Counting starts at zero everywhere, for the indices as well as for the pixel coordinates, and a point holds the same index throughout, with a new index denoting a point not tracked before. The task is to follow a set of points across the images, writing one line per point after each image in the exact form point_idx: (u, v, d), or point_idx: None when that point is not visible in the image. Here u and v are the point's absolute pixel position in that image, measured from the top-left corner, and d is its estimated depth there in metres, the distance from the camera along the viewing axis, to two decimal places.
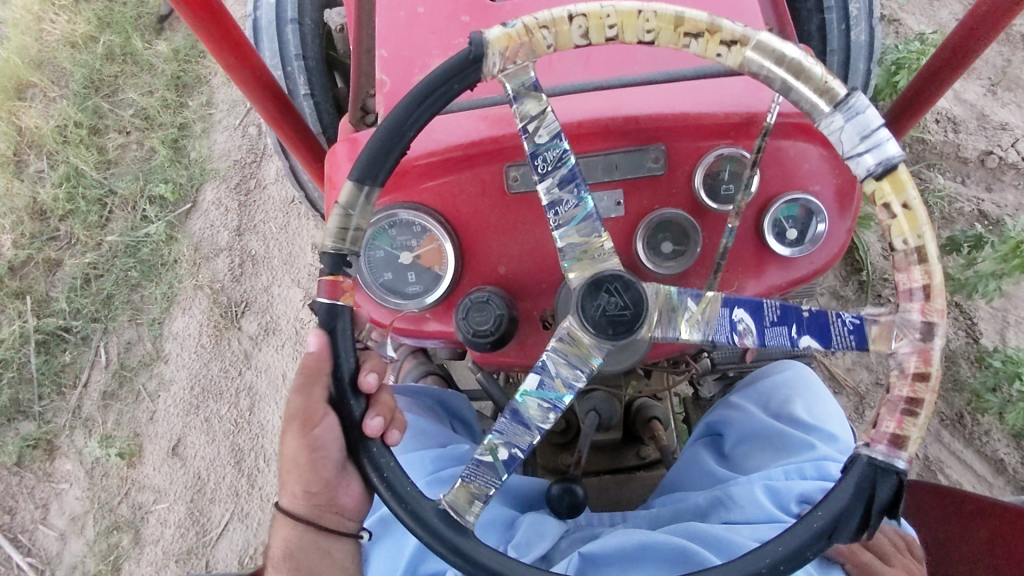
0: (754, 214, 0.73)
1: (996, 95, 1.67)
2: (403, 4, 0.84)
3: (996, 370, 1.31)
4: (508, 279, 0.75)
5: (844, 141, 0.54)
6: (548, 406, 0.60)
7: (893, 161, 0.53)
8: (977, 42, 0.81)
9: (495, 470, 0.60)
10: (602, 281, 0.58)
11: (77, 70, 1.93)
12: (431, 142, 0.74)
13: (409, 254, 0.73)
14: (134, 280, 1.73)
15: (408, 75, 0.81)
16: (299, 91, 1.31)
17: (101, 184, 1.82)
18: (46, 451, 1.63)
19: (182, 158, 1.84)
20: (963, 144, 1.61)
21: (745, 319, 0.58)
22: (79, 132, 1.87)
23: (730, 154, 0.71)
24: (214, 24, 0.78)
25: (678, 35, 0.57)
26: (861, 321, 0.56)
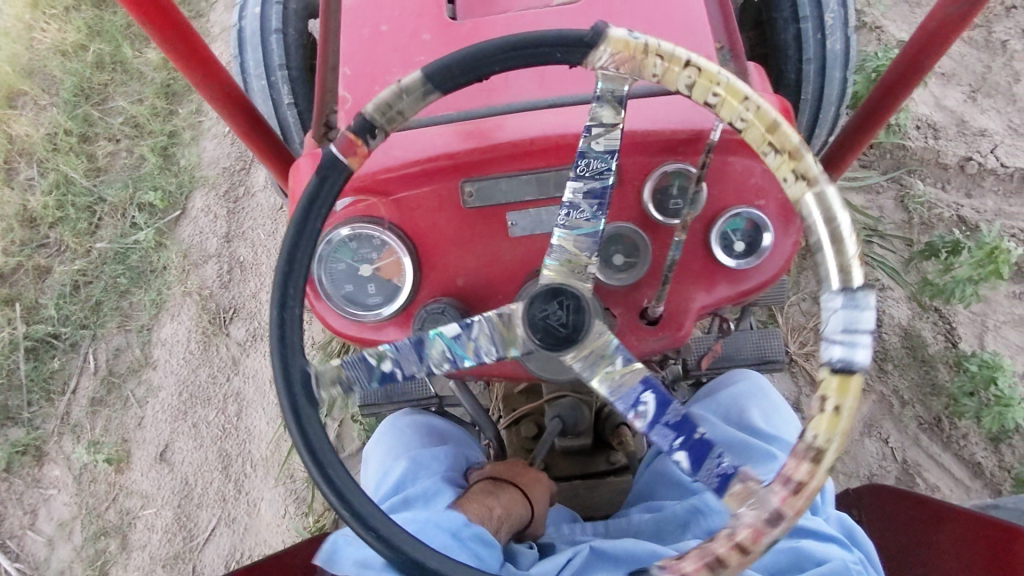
0: (701, 228, 0.76)
1: (975, 101, 1.69)
2: (368, 23, 0.88)
3: (973, 375, 1.36)
4: (465, 291, 0.78)
5: (828, 322, 0.51)
6: (450, 356, 0.62)
7: (853, 367, 0.50)
8: (926, 56, 0.86)
9: (370, 372, 0.63)
10: (560, 292, 0.60)
11: (67, 78, 1.95)
12: (390, 159, 0.78)
13: (369, 266, 0.77)
14: (123, 286, 1.74)
15: (369, 90, 0.86)
16: (283, 100, 1.34)
17: (90, 191, 1.83)
18: (35, 457, 1.64)
19: (171, 166, 1.86)
20: (943, 150, 1.63)
21: (648, 405, 0.58)
22: (69, 140, 1.88)
23: (676, 169, 0.73)
24: (183, 43, 0.85)
25: (764, 138, 0.54)
26: (732, 473, 0.53)
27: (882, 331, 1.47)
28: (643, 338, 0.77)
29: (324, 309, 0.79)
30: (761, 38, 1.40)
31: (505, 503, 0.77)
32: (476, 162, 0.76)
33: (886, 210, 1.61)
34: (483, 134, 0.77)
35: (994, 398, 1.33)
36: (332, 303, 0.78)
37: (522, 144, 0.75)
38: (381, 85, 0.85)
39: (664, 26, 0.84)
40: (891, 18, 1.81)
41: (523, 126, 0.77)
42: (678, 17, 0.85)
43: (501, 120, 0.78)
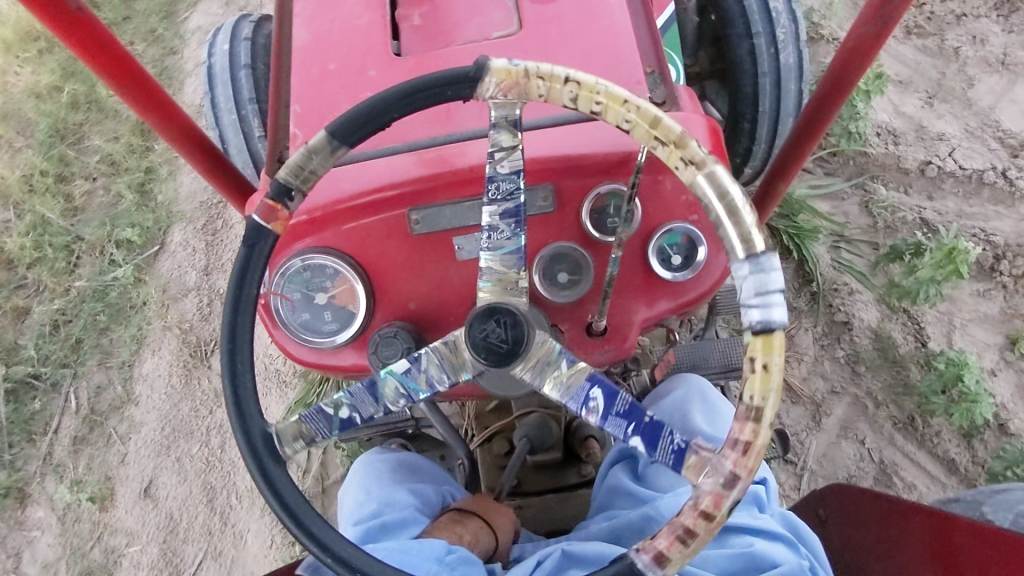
0: (639, 243, 0.79)
1: (932, 107, 1.74)
2: (316, 62, 0.92)
3: (940, 373, 1.39)
4: (418, 314, 0.80)
5: (741, 291, 0.54)
6: (404, 392, 0.64)
7: (772, 326, 0.52)
8: (851, 71, 0.89)
9: (329, 422, 0.64)
10: (496, 310, 0.62)
11: (42, 120, 1.97)
12: (339, 191, 0.80)
13: (325, 294, 0.79)
14: (103, 323, 1.74)
15: (320, 126, 0.89)
16: (255, 133, 1.34)
17: (68, 230, 1.84)
18: (17, 499, 1.63)
19: (148, 202, 1.87)
20: (902, 155, 1.68)
21: (598, 399, 0.60)
22: (46, 181, 1.89)
23: (610, 190, 0.78)
24: (138, 87, 0.90)
25: (650, 136, 0.56)
26: (686, 447, 0.57)
27: (853, 335, 1.49)
28: (589, 351, 0.80)
29: (283, 338, 0.81)
30: (719, 55, 1.45)
31: (474, 531, 0.79)
32: (421, 191, 0.79)
33: (852, 215, 1.65)
34: (427, 164, 0.80)
35: (962, 394, 1.36)
36: (288, 330, 0.80)
37: (465, 172, 0.79)
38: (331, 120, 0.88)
39: (597, 54, 0.89)
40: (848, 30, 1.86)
41: (465, 154, 0.80)
42: (610, 48, 0.89)
43: (443, 150, 0.81)
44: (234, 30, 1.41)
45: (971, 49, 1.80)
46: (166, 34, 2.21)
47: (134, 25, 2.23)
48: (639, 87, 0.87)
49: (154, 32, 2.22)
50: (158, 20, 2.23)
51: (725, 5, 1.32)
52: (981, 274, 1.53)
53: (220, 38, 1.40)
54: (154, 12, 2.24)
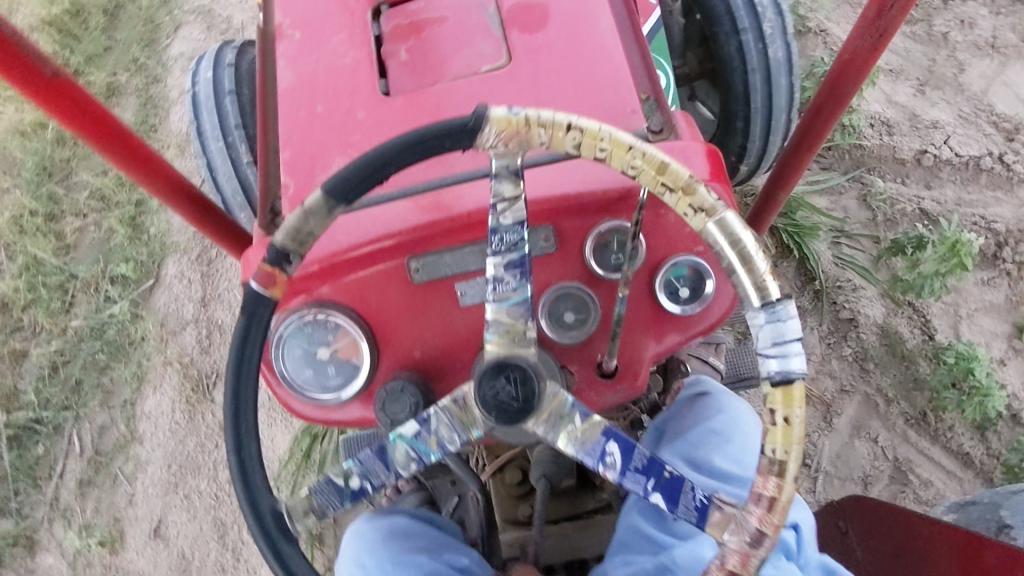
0: (645, 277, 0.80)
1: (925, 94, 1.73)
2: (304, 106, 0.94)
3: (950, 367, 1.39)
4: (423, 363, 0.80)
5: (758, 339, 0.54)
6: (414, 456, 0.64)
7: (792, 376, 0.53)
8: (847, 83, 0.89)
9: (339, 492, 0.64)
10: (505, 366, 0.62)
11: (29, 158, 1.95)
12: (336, 243, 0.81)
13: (327, 349, 0.79)
14: (103, 362, 1.73)
15: (311, 175, 0.90)
16: (242, 159, 1.31)
17: (61, 269, 1.82)
18: (27, 546, 1.62)
19: (141, 235, 1.85)
20: (898, 145, 1.66)
21: (615, 454, 0.60)
22: (36, 220, 1.87)
23: (613, 227, 0.79)
24: (124, 146, 0.92)
25: (657, 181, 0.57)
26: (708, 503, 0.57)
27: (860, 331, 1.48)
28: (602, 392, 0.80)
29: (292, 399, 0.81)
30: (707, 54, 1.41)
31: None
32: (418, 238, 0.80)
33: (851, 209, 1.63)
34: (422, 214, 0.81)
35: (973, 388, 1.37)
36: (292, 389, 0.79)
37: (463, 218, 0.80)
38: (321, 169, 0.90)
39: (588, 82, 0.89)
40: (836, 21, 1.85)
41: (461, 199, 0.81)
42: (599, 76, 0.89)
43: (438, 196, 0.82)
44: (218, 59, 1.40)
45: (960, 33, 1.78)
46: (148, 62, 2.19)
47: (114, 55, 2.20)
48: (635, 116, 0.87)
49: (136, 61, 2.19)
50: (139, 48, 2.21)
51: (709, 5, 1.30)
52: (984, 262, 1.52)
53: (203, 67, 1.39)
54: (135, 40, 2.22)
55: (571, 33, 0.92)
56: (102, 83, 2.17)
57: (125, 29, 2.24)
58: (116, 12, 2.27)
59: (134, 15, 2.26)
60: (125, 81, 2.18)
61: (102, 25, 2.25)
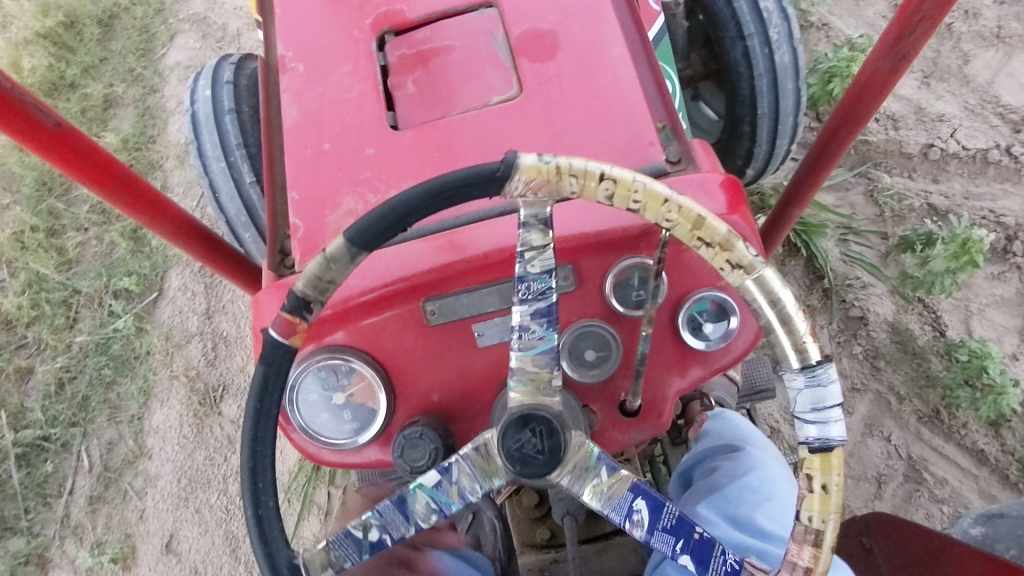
0: (668, 313, 0.81)
1: (929, 87, 1.71)
2: (310, 142, 0.95)
3: (963, 365, 1.38)
4: (441, 405, 0.81)
5: (796, 403, 0.55)
6: (435, 507, 0.64)
7: (830, 444, 0.54)
8: (866, 103, 0.92)
9: (358, 546, 0.64)
10: (530, 420, 0.61)
11: (28, 173, 1.94)
12: (349, 288, 0.81)
13: (342, 394, 0.79)
14: (108, 377, 1.72)
15: (321, 215, 0.90)
16: (246, 179, 1.31)
17: (64, 285, 1.81)
18: (39, 565, 1.61)
19: (143, 248, 1.84)
20: (904, 140, 1.65)
21: (642, 512, 0.61)
22: (37, 236, 1.86)
23: (633, 264, 0.79)
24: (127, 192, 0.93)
25: (693, 235, 0.57)
26: (740, 566, 0.59)
27: (870, 329, 1.47)
28: (624, 430, 0.81)
29: (308, 446, 0.81)
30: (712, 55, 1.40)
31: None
32: (434, 281, 0.80)
33: (858, 206, 1.62)
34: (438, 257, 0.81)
35: (987, 386, 1.36)
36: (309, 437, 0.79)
37: (479, 261, 0.80)
38: (332, 207, 0.90)
39: (600, 115, 0.91)
40: (838, 14, 1.83)
41: (476, 240, 0.81)
42: (609, 111, 0.90)
43: (454, 236, 0.82)
44: (216, 76, 1.38)
45: (964, 24, 1.77)
46: (145, 72, 2.17)
47: (110, 65, 2.19)
48: (653, 148, 0.89)
49: (132, 71, 2.18)
50: (135, 57, 2.20)
51: (713, 6, 1.29)
52: (995, 256, 1.51)
53: (202, 83, 1.38)
54: (131, 50, 2.21)
55: (579, 67, 0.94)
56: (99, 94, 2.15)
57: (120, 39, 2.23)
58: (111, 22, 2.26)
59: (129, 25, 2.25)
60: (121, 92, 2.16)
61: (98, 35, 2.24)
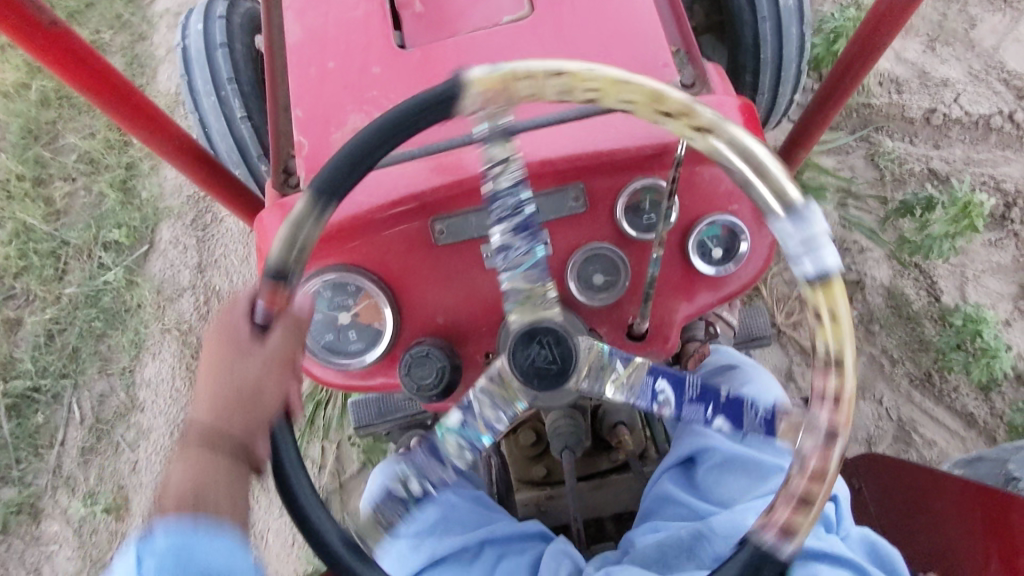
0: (677, 237, 0.85)
1: (935, 51, 1.69)
2: (315, 62, 0.97)
3: (958, 329, 1.39)
4: (447, 327, 0.85)
5: (787, 244, 0.56)
6: (465, 445, 0.67)
7: (828, 272, 0.55)
8: (882, 35, 1.00)
9: (403, 503, 0.69)
10: (536, 334, 0.66)
11: (13, 120, 1.89)
12: (354, 205, 0.84)
13: (347, 313, 0.83)
14: (99, 330, 1.70)
15: (324, 134, 0.93)
16: (237, 116, 1.28)
17: (52, 236, 1.78)
18: (31, 515, 1.61)
19: (133, 199, 1.81)
20: (907, 104, 1.63)
21: (666, 390, 0.66)
22: (24, 185, 1.83)
23: (648, 184, 0.84)
24: (123, 102, 0.97)
25: (659, 113, 0.60)
26: (773, 414, 0.64)
27: (867, 293, 1.47)
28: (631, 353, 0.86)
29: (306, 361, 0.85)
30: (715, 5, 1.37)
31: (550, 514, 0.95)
32: (438, 202, 0.83)
33: (858, 169, 1.61)
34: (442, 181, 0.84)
35: (980, 350, 1.38)
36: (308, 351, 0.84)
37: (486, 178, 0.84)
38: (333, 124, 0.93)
39: (614, 37, 0.94)
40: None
41: (483, 159, 0.85)
42: (621, 34, 0.93)
43: (470, 150, 0.86)
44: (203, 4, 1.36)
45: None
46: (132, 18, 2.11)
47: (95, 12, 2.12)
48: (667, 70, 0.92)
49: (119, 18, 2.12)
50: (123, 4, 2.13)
51: None
52: (993, 223, 1.51)
53: (193, 18, 1.33)
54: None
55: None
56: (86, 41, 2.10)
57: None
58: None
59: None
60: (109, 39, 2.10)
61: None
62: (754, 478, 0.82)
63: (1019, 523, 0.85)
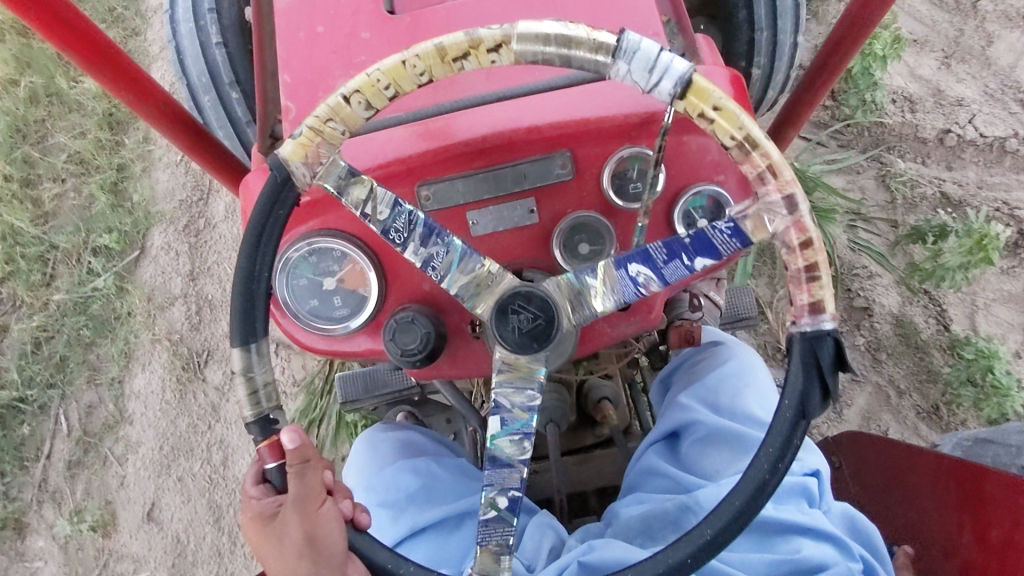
0: (663, 209, 1.12)
1: (950, 69, 1.65)
2: (307, 29, 1.25)
3: (970, 363, 1.38)
4: (429, 293, 1.16)
5: (638, 78, 0.75)
6: (518, 437, 0.82)
7: (683, 74, 0.74)
8: (871, 12, 1.13)
9: (501, 520, 0.80)
10: (525, 300, 0.82)
11: (1, 117, 1.85)
12: (375, 161, 1.11)
13: (333, 278, 1.14)
14: (87, 338, 1.68)
15: (313, 96, 1.22)
16: (212, 42, 1.61)
17: (40, 239, 1.74)
18: (16, 529, 1.61)
19: (124, 202, 1.78)
20: (921, 123, 1.60)
21: (642, 272, 0.81)
22: (11, 186, 1.79)
23: (633, 155, 1.07)
24: (109, 66, 1.15)
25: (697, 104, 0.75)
26: (735, 222, 0.76)
27: (874, 321, 1.46)
28: (615, 323, 1.04)
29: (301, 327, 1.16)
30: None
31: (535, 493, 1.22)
32: (431, 170, 1.09)
33: (868, 190, 1.58)
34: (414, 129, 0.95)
35: (992, 388, 1.38)
36: (300, 317, 1.15)
37: (479, 142, 1.09)
38: (318, 87, 1.21)
39: (595, 11, 1.19)
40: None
41: (474, 127, 1.10)
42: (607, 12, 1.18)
43: (465, 117, 1.11)
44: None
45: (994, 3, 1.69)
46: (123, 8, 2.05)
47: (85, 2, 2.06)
48: (657, 40, 1.17)
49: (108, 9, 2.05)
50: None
51: None
52: (1007, 252, 1.48)
53: None
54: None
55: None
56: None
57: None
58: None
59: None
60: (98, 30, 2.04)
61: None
62: (736, 453, 1.10)
63: (991, 492, 1.04)
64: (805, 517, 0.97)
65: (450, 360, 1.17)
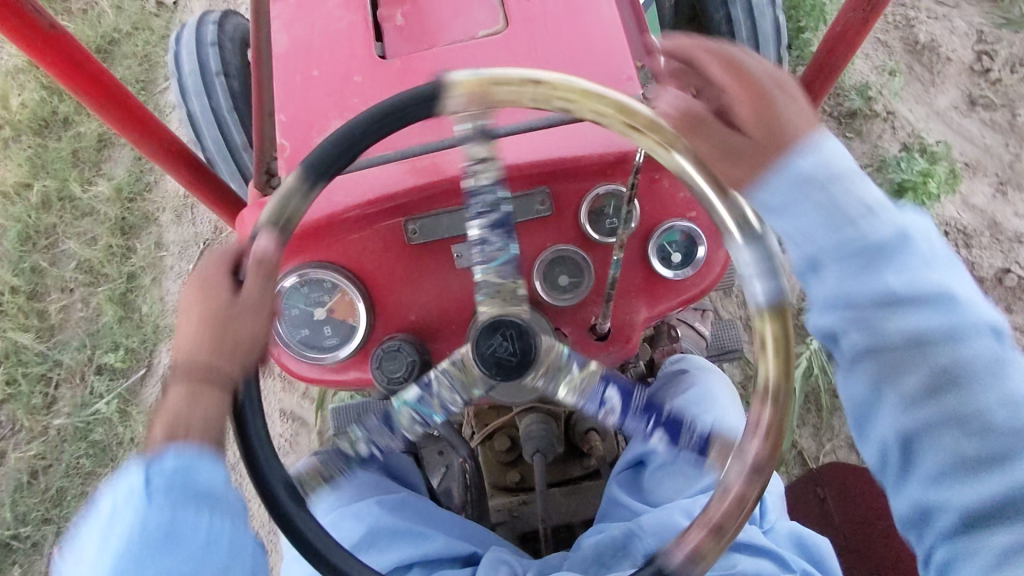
0: (639, 242, 1.44)
1: (1005, 196, 2.58)
2: (305, 73, 1.59)
3: None
4: (414, 321, 1.45)
5: (753, 267, 1.01)
6: (420, 416, 1.15)
7: (777, 289, 1.00)
8: (844, 49, 1.70)
9: (346, 460, 1.15)
10: (498, 335, 1.11)
11: (13, 225, 2.42)
12: (334, 201, 1.44)
13: (322, 308, 1.43)
14: (85, 468, 2.22)
15: (308, 134, 1.55)
16: (215, 74, 2.14)
17: (45, 358, 2.31)
18: None
19: (133, 316, 2.32)
20: (981, 263, 2.49)
21: (613, 399, 1.12)
22: (18, 298, 2.36)
23: (610, 190, 1.42)
24: (114, 105, 1.54)
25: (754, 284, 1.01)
26: (713, 442, 1.09)
27: None
28: (593, 347, 1.42)
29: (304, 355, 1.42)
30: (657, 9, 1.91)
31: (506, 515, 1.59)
32: (416, 207, 1.43)
33: None
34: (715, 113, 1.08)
35: None
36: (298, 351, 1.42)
37: (458, 178, 1.42)
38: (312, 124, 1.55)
39: (573, 48, 1.56)
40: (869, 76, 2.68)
41: (456, 162, 1.44)
42: (582, 60, 1.55)
43: (446, 154, 1.45)
44: (200, 44, 2.18)
45: (990, 134, 2.65)
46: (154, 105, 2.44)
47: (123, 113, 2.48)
48: (631, 82, 1.53)
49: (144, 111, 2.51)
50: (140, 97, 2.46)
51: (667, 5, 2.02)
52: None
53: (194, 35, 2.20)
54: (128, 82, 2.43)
55: (553, 12, 1.59)
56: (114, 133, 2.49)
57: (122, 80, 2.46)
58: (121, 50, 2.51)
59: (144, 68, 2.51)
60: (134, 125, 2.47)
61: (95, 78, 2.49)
62: (685, 481, 1.47)
63: None
64: (747, 538, 1.31)
65: (440, 364, 1.45)
